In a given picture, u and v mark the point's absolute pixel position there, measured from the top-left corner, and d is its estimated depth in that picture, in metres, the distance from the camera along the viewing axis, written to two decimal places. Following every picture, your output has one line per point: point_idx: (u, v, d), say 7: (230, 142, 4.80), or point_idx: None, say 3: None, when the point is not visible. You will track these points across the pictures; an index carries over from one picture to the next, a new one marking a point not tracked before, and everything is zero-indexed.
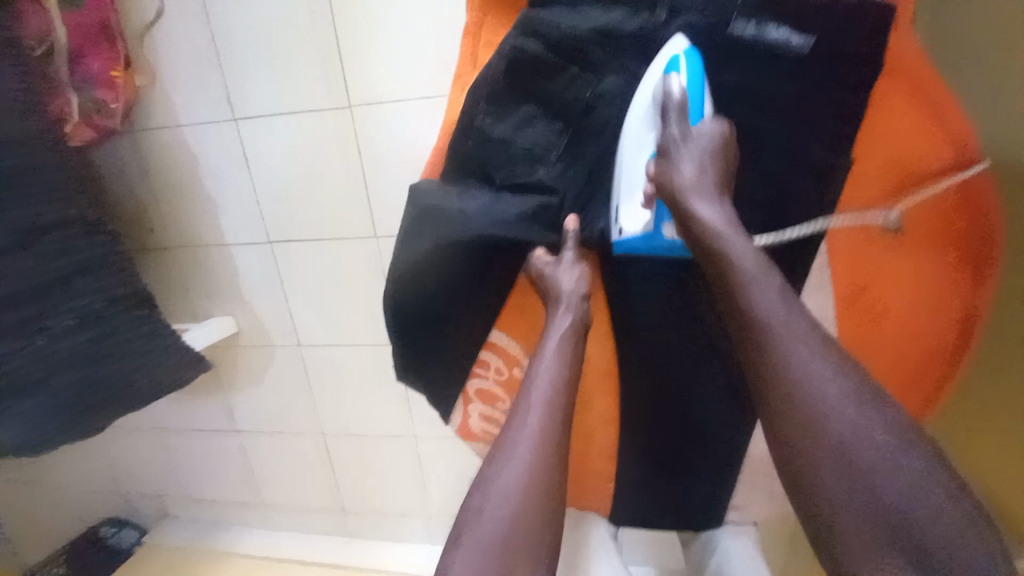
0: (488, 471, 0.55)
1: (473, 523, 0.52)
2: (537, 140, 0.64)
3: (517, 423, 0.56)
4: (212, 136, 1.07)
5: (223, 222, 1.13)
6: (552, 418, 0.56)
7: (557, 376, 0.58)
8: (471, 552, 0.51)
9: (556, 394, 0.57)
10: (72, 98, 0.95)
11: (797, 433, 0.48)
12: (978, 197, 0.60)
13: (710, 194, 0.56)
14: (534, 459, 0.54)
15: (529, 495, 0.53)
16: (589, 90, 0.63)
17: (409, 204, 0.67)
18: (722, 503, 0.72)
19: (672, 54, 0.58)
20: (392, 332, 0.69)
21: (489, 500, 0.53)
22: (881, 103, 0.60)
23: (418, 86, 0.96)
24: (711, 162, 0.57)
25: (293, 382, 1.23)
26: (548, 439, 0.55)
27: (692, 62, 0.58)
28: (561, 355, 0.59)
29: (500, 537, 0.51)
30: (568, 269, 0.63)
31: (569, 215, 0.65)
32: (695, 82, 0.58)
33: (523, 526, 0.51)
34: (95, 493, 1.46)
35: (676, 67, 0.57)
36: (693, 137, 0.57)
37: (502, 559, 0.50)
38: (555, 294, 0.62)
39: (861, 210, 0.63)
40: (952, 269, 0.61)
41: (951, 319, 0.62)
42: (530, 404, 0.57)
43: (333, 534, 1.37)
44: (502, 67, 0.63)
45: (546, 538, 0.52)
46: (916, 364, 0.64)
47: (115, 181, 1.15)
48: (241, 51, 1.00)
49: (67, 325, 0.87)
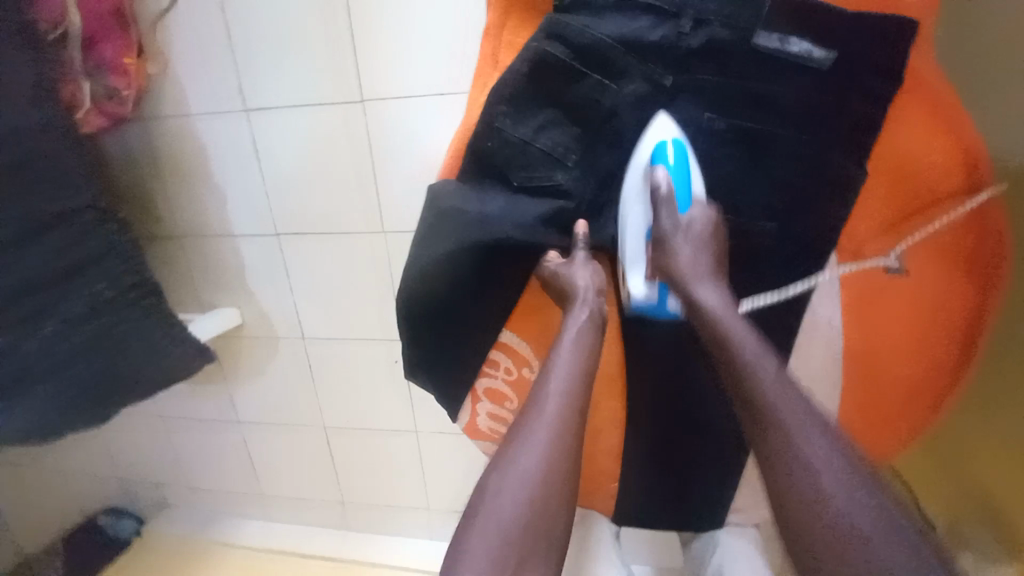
0: (506, 456, 0.55)
1: (490, 504, 0.52)
2: (555, 145, 0.64)
3: (536, 407, 0.56)
4: (223, 127, 1.08)
5: (231, 214, 1.14)
6: (570, 407, 0.56)
7: (577, 366, 0.58)
8: (487, 534, 0.51)
9: (573, 388, 0.57)
10: (84, 84, 0.96)
11: (787, 495, 0.50)
12: (990, 218, 0.59)
13: (708, 277, 0.59)
14: (550, 448, 0.54)
15: (546, 481, 0.53)
16: (610, 97, 0.63)
17: (427, 203, 0.68)
18: (723, 508, 0.72)
19: (658, 142, 0.61)
20: (403, 328, 0.70)
21: (507, 483, 0.53)
22: (905, 117, 0.59)
23: (432, 84, 0.97)
24: (704, 251, 0.59)
25: (297, 373, 1.24)
26: (565, 426, 0.55)
27: (678, 148, 0.60)
28: (579, 345, 0.60)
29: (517, 520, 0.51)
30: (581, 269, 0.63)
31: (581, 220, 0.66)
32: (682, 169, 0.60)
33: (539, 511, 0.52)
34: (96, 480, 1.48)
35: (663, 155, 0.60)
36: (685, 226, 0.60)
37: (518, 542, 0.51)
38: (573, 294, 0.62)
39: (874, 227, 0.63)
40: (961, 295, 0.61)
41: (951, 344, 0.62)
42: (549, 391, 0.57)
43: (333, 526, 1.39)
44: (524, 70, 0.63)
45: (556, 527, 0.53)
46: (909, 390, 0.64)
47: (125, 170, 1.15)
48: (257, 44, 1.00)
49: (79, 312, 0.89)
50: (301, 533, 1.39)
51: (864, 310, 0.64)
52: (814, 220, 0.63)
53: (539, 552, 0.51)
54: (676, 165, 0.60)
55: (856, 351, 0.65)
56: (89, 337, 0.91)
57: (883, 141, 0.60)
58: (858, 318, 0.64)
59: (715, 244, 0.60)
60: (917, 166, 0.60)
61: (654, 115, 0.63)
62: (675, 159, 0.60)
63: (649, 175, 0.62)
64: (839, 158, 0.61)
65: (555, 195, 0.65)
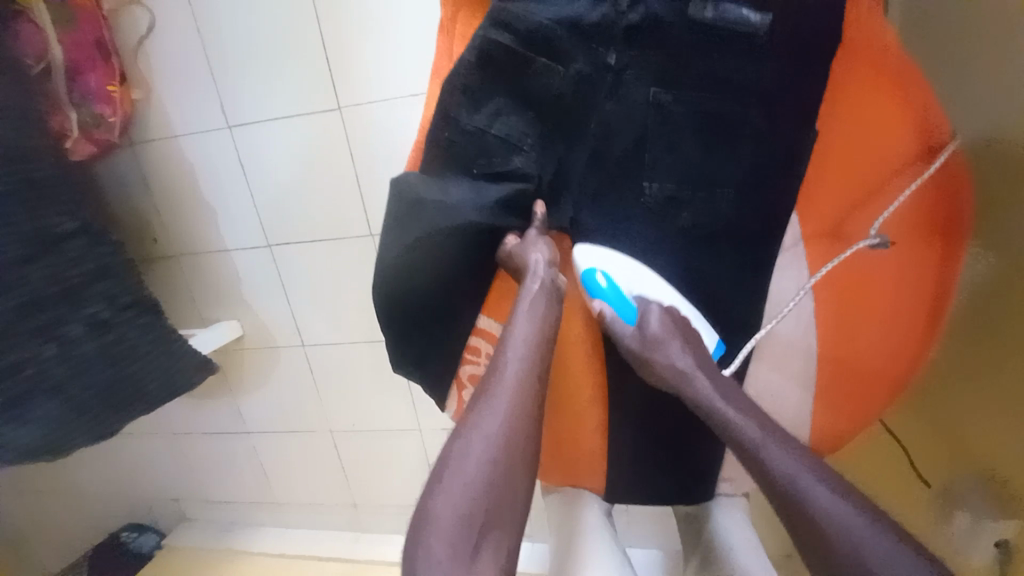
0: (470, 420, 0.55)
1: (457, 465, 0.52)
2: (510, 129, 0.65)
3: (496, 373, 0.58)
4: (207, 144, 1.10)
5: (223, 230, 1.17)
6: (529, 372, 0.58)
7: (534, 334, 0.60)
8: (454, 494, 0.51)
9: (532, 354, 0.59)
10: (71, 114, 1.01)
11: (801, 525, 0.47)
12: (954, 179, 0.61)
13: (692, 373, 0.59)
14: (513, 410, 0.55)
15: (510, 442, 0.54)
16: (559, 79, 0.64)
17: (393, 194, 0.69)
18: (711, 475, 0.73)
19: (587, 269, 0.64)
20: (381, 319, 0.71)
21: (472, 445, 0.53)
22: (848, 73, 0.60)
23: (406, 84, 0.98)
24: (669, 341, 0.61)
25: (299, 380, 1.27)
26: (526, 390, 0.57)
27: (602, 276, 0.64)
28: (536, 315, 0.61)
29: (483, 479, 0.52)
30: (539, 245, 0.66)
31: (540, 200, 0.68)
32: (615, 290, 0.64)
33: (503, 473, 0.53)
34: (116, 500, 1.52)
35: (594, 285, 0.64)
36: (648, 330, 0.62)
37: (484, 502, 0.51)
38: (526, 268, 0.65)
39: (836, 184, 0.62)
40: (930, 250, 0.61)
41: (924, 301, 0.62)
42: (509, 358, 0.58)
43: (346, 530, 1.41)
44: (474, 60, 0.64)
45: (519, 489, 0.54)
46: (887, 354, 0.63)
47: (118, 194, 1.19)
48: (234, 60, 1.03)
49: (78, 332, 0.92)
50: (315, 538, 1.41)
51: (844, 294, 0.63)
52: (774, 185, 0.63)
53: (505, 512, 0.52)
54: (610, 288, 0.63)
55: (832, 313, 0.64)
56: (93, 353, 0.94)
57: (831, 99, 0.61)
58: (841, 304, 0.63)
59: (683, 335, 0.62)
60: (871, 123, 0.60)
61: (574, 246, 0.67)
62: (605, 282, 0.63)
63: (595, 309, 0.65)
64: (792, 121, 0.62)
65: (514, 179, 0.66)
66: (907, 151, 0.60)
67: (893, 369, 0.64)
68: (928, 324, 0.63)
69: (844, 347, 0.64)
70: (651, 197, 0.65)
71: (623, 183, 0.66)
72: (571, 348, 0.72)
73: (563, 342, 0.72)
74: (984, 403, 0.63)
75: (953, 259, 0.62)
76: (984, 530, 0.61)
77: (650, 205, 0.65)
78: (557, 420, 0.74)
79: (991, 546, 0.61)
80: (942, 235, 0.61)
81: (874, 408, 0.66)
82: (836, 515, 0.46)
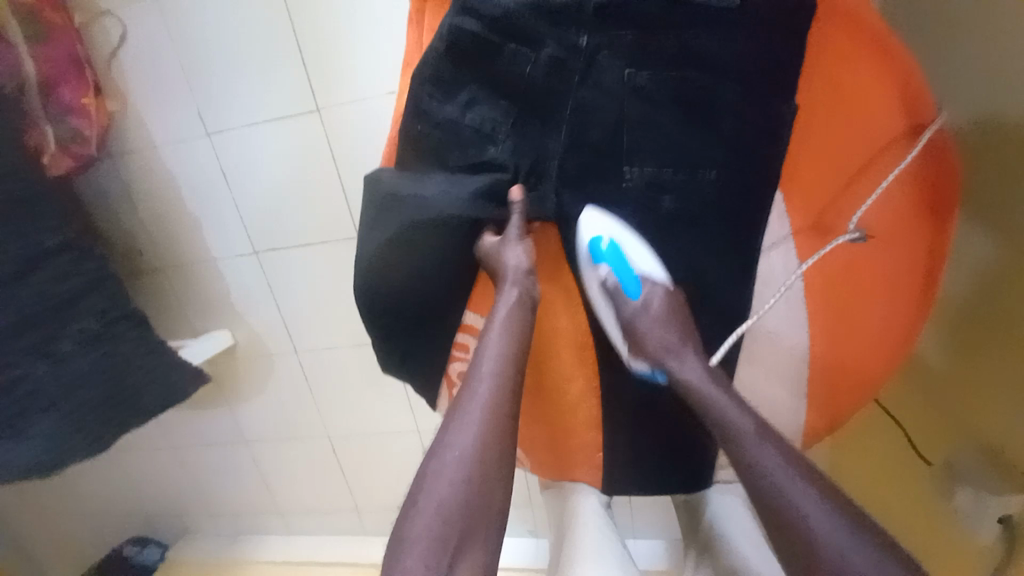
0: (443, 439, 0.57)
1: (430, 487, 0.54)
2: (483, 118, 0.64)
3: (469, 390, 0.58)
4: (187, 153, 1.09)
5: (208, 239, 1.16)
6: (502, 387, 0.58)
7: (508, 347, 0.60)
8: (426, 515, 0.52)
9: (505, 368, 0.59)
10: (47, 130, 0.98)
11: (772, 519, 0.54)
12: (942, 152, 0.60)
13: (682, 351, 0.64)
14: (485, 428, 0.56)
15: (481, 460, 0.55)
16: (529, 63, 0.62)
17: (370, 194, 0.69)
18: (708, 462, 0.72)
19: (593, 236, 0.64)
20: (365, 319, 0.71)
21: (446, 465, 0.55)
22: (822, 43, 0.59)
23: (383, 82, 0.97)
24: (668, 327, 0.64)
25: (294, 387, 1.25)
26: (500, 406, 0.57)
27: (609, 242, 0.64)
28: (509, 325, 0.60)
29: (455, 499, 0.53)
30: (515, 245, 0.65)
31: (515, 185, 0.65)
32: (619, 258, 0.64)
33: (477, 491, 0.54)
34: (119, 516, 1.51)
35: (597, 250, 0.64)
36: (652, 309, 0.64)
37: (457, 521, 0.52)
38: (502, 271, 0.64)
39: (820, 158, 0.61)
40: (921, 229, 0.60)
41: (915, 282, 0.61)
42: (482, 374, 0.59)
43: (350, 534, 1.40)
44: (444, 48, 0.63)
45: (495, 505, 0.54)
46: (882, 341, 0.62)
47: (100, 208, 1.17)
48: (209, 65, 1.01)
49: (68, 349, 0.91)
50: (320, 544, 1.40)
51: (838, 284, 0.62)
52: (758, 163, 0.62)
53: (481, 530, 0.53)
54: (613, 255, 0.64)
55: (826, 302, 0.63)
56: (87, 368, 0.93)
57: (806, 70, 0.60)
58: (833, 292, 0.62)
59: (677, 319, 0.64)
60: (851, 98, 0.59)
61: (581, 212, 0.65)
62: (609, 249, 0.63)
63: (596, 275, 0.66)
64: (772, 97, 0.60)
65: (491, 169, 0.65)
66: (890, 129, 0.59)
67: (886, 354, 0.63)
68: (920, 305, 0.63)
69: (839, 337, 0.62)
70: (632, 182, 0.64)
71: (604, 170, 0.64)
72: (561, 341, 0.71)
73: (552, 335, 0.71)
74: (981, 380, 0.63)
75: (944, 235, 0.61)
76: (987, 506, 0.61)
77: (632, 190, 0.64)
78: (549, 414, 0.73)
79: (995, 523, 0.60)
80: (932, 212, 0.60)
81: (868, 391, 0.66)
82: (809, 518, 0.52)
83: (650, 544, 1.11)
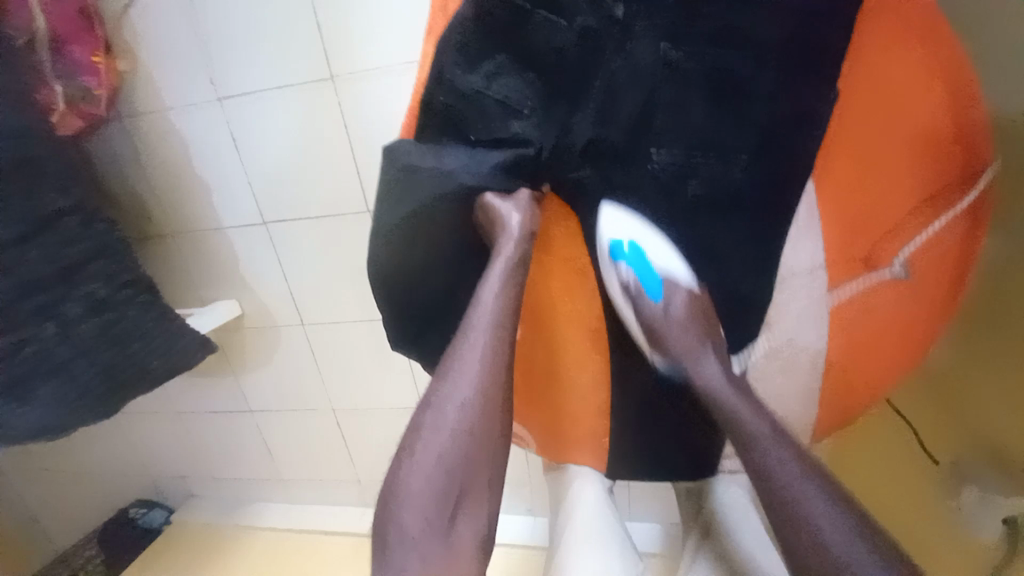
0: (440, 388, 0.53)
1: (428, 438, 0.51)
2: (509, 92, 0.62)
3: (468, 338, 0.55)
4: (196, 116, 1.06)
5: (217, 205, 1.14)
6: (501, 337, 0.55)
7: (508, 295, 0.57)
8: (426, 468, 0.50)
9: (502, 319, 0.56)
10: (57, 88, 0.95)
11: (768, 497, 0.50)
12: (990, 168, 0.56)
13: (702, 353, 0.59)
14: (485, 377, 0.54)
15: (484, 410, 0.53)
16: (559, 36, 0.61)
17: (384, 163, 0.64)
18: (714, 452, 0.71)
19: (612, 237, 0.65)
20: (379, 295, 0.70)
21: (445, 415, 0.52)
22: (870, 23, 0.56)
23: (399, 52, 0.94)
24: (687, 326, 0.61)
25: (301, 359, 1.26)
26: (499, 360, 0.55)
27: (632, 248, 0.64)
28: (507, 275, 0.58)
29: (457, 449, 0.51)
30: (520, 204, 0.62)
31: (520, 188, 0.64)
32: (640, 259, 0.64)
33: (478, 441, 0.53)
34: (123, 479, 1.53)
35: (621, 252, 0.64)
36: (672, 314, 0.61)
37: (461, 473, 0.51)
38: (503, 226, 0.60)
39: (857, 151, 0.59)
40: (958, 236, 0.57)
41: (940, 293, 0.59)
42: (479, 321, 0.55)
43: (350, 505, 1.42)
44: (471, 17, 0.61)
45: (497, 457, 0.55)
46: (893, 341, 0.61)
47: (107, 170, 1.15)
48: (222, 25, 0.98)
49: (78, 312, 0.90)
50: (319, 513, 1.43)
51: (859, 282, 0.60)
52: (787, 154, 0.61)
53: (480, 483, 0.53)
54: (637, 260, 0.63)
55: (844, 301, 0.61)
56: (94, 333, 0.91)
57: (855, 53, 0.57)
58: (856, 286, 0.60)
59: (702, 319, 0.62)
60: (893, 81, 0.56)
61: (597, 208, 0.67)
62: (632, 251, 0.64)
63: (614, 275, 0.65)
64: (805, 81, 0.59)
65: (514, 145, 0.63)
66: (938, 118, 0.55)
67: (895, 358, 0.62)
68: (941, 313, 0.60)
69: (854, 336, 0.61)
70: (660, 165, 0.63)
71: (630, 153, 0.64)
72: (571, 324, 0.71)
73: (564, 317, 0.71)
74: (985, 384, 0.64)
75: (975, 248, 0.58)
76: (993, 505, 0.61)
77: (659, 172, 0.64)
78: (559, 397, 0.73)
79: (999, 524, 0.61)
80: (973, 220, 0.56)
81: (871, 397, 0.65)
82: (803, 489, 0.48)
83: (648, 527, 1.13)
